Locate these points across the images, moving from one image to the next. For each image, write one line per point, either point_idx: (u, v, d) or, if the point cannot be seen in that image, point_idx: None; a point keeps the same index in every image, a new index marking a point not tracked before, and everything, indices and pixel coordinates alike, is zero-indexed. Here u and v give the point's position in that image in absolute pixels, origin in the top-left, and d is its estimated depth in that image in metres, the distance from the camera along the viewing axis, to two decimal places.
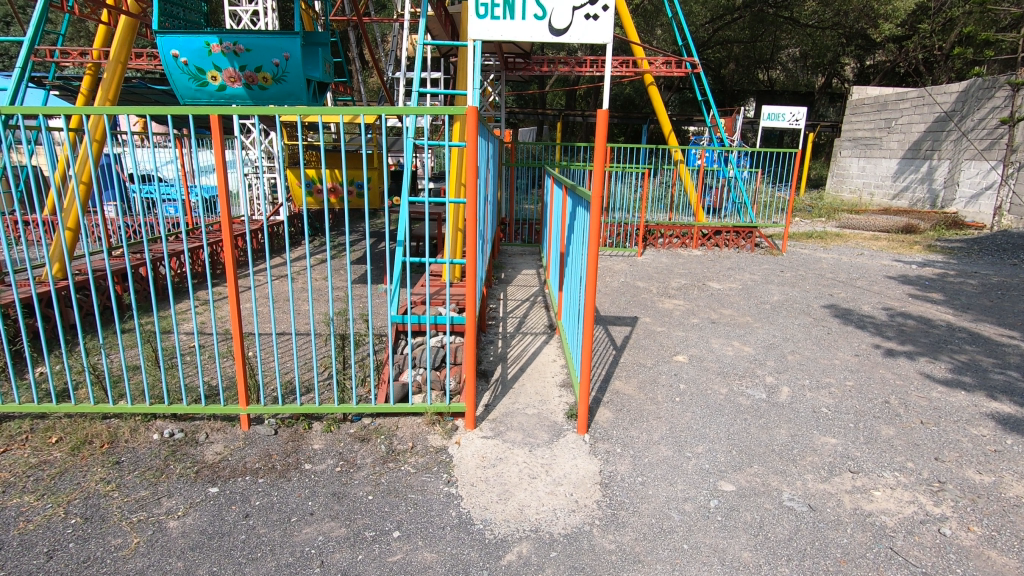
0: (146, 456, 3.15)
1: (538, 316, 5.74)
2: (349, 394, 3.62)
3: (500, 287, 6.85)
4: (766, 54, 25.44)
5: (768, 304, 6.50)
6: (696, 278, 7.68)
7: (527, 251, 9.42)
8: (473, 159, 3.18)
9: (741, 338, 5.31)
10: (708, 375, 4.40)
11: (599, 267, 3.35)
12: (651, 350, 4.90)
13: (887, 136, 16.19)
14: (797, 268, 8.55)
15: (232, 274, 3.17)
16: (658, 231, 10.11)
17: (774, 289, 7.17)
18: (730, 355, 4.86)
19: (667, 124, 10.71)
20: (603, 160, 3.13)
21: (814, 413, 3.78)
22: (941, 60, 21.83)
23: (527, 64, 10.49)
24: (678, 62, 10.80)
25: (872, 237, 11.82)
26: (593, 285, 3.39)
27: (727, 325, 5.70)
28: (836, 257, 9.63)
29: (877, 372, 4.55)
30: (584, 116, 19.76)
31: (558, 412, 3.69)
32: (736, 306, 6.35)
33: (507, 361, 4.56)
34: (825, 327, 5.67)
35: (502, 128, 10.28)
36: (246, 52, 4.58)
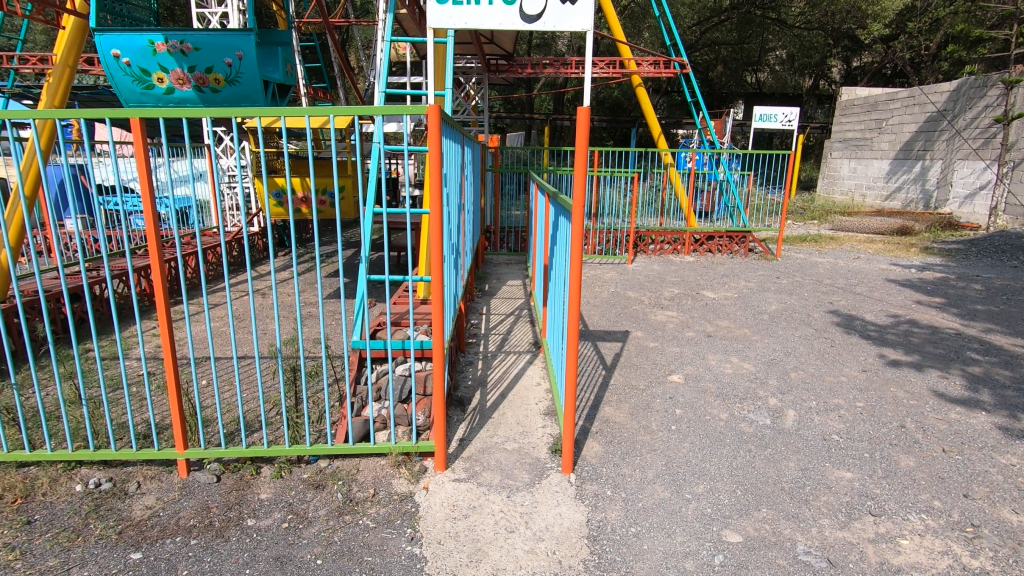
0: (64, 513, 2.72)
1: (522, 334, 5.34)
2: (305, 433, 3.21)
3: (483, 300, 6.47)
4: (753, 56, 25.42)
5: (766, 314, 6.15)
6: (690, 287, 7.32)
7: (513, 260, 9.03)
8: (437, 166, 2.79)
9: (740, 354, 4.94)
10: (706, 398, 4.02)
11: (583, 289, 2.95)
12: (644, 370, 4.52)
13: (878, 137, 16.00)
14: (793, 274, 8.23)
15: (162, 303, 2.76)
16: (649, 237, 9.74)
17: (771, 298, 6.84)
18: (729, 373, 4.49)
19: (656, 127, 10.34)
20: (585, 165, 2.75)
21: (825, 441, 3.42)
22: (928, 60, 21.76)
23: (510, 66, 10.11)
24: (666, 63, 10.46)
25: (867, 239, 11.55)
26: (577, 311, 2.99)
27: (724, 339, 5.34)
28: (833, 261, 9.34)
29: (888, 390, 4.18)
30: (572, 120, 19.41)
31: (541, 447, 3.30)
32: (733, 317, 5.99)
33: (486, 386, 4.16)
34: (828, 339, 5.31)
35: (485, 133, 9.87)
36: (195, 51, 4.23)
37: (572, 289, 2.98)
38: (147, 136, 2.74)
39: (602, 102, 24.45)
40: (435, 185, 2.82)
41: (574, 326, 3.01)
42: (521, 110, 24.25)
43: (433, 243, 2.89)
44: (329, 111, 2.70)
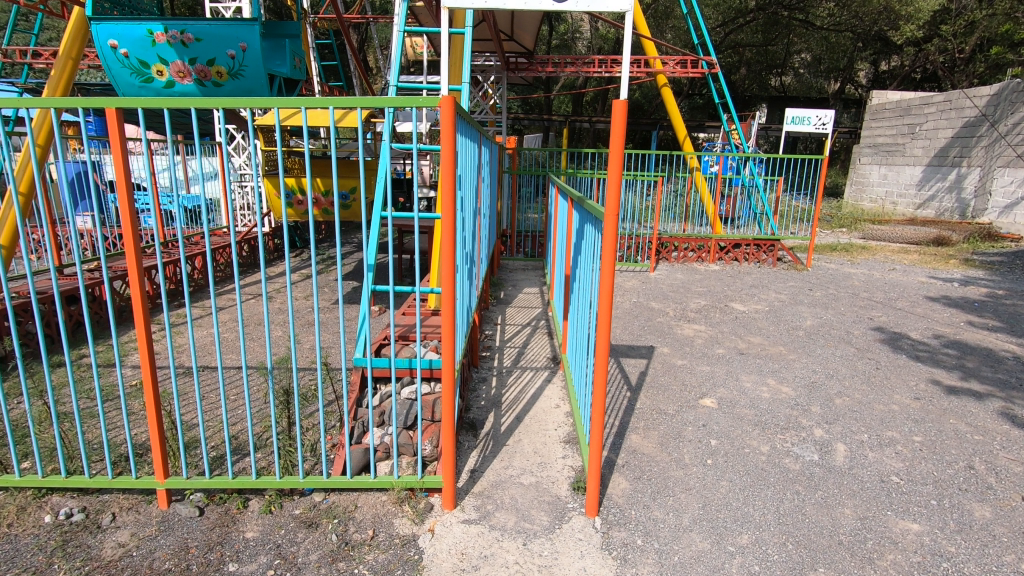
0: (27, 548, 2.43)
1: (539, 347, 5.00)
2: (301, 461, 2.89)
3: (498, 309, 6.14)
4: (778, 58, 24.83)
5: (801, 331, 5.73)
6: (717, 298, 6.92)
7: (529, 267, 8.69)
8: (451, 162, 2.45)
9: (777, 375, 4.54)
10: (743, 427, 3.64)
11: (614, 310, 2.56)
12: (673, 392, 4.14)
13: (911, 143, 15.39)
14: (826, 286, 7.77)
15: (140, 317, 2.48)
16: (673, 244, 9.33)
17: (805, 312, 6.41)
18: (766, 399, 4.09)
19: (681, 129, 9.93)
20: (620, 168, 2.41)
21: (883, 483, 3.02)
22: (962, 64, 20.99)
23: (530, 64, 9.80)
24: (693, 62, 10.06)
25: (902, 249, 11.03)
26: (607, 335, 2.60)
27: (758, 357, 4.95)
28: (867, 273, 8.87)
29: (947, 421, 3.76)
30: (591, 122, 18.98)
31: (561, 482, 2.95)
32: (766, 333, 5.58)
33: (501, 408, 3.82)
34: (872, 360, 4.88)
35: (503, 134, 9.55)
36: (196, 42, 3.99)
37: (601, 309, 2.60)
38: (124, 134, 2.46)
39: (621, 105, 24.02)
40: (448, 183, 2.47)
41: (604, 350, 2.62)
42: (539, 112, 23.94)
43: (443, 252, 2.53)
44: (322, 100, 2.36)
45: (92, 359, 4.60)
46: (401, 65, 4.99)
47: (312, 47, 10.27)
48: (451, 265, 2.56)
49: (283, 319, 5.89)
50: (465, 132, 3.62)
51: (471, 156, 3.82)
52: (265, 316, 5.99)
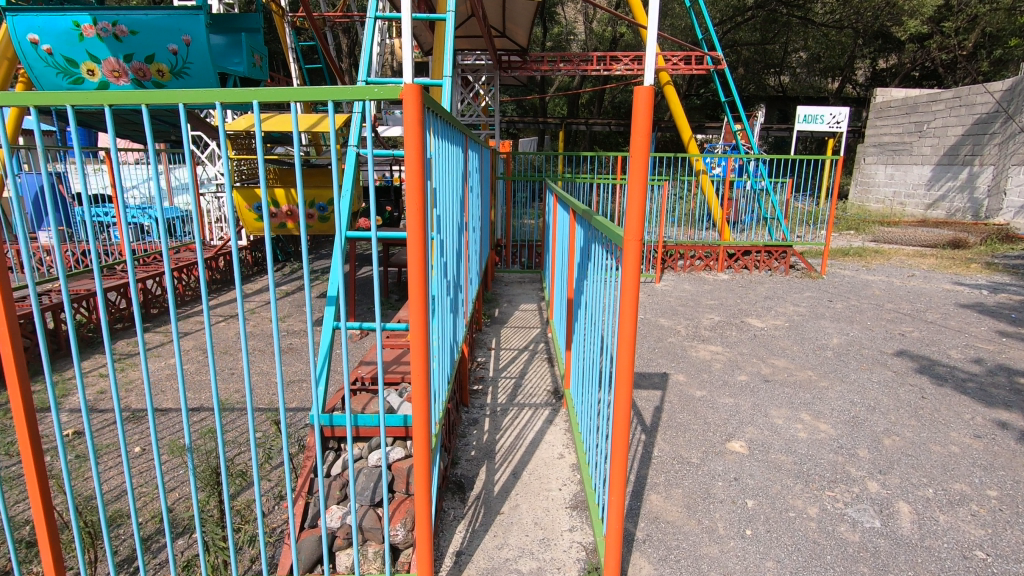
0: None
1: (539, 379, 4.41)
2: (239, 552, 2.29)
3: (492, 331, 5.56)
4: (775, 57, 24.44)
5: (829, 351, 5.16)
6: (732, 313, 6.36)
7: (525, 279, 8.10)
8: (420, 168, 1.85)
9: (810, 409, 3.97)
10: (782, 481, 3.05)
11: (636, 364, 1.96)
12: (695, 434, 3.56)
13: (919, 141, 14.89)
14: (847, 297, 7.20)
15: (10, 380, 1.87)
16: (678, 252, 8.75)
17: (829, 327, 5.86)
18: (803, 440, 3.52)
19: (686, 131, 9.39)
20: (644, 178, 1.87)
21: (968, 561, 2.45)
22: (964, 60, 20.58)
23: (523, 63, 9.26)
24: (696, 58, 9.54)
25: (917, 253, 10.52)
26: (628, 397, 1.99)
27: (785, 385, 4.38)
28: (886, 280, 8.33)
29: (1020, 467, 3.19)
30: (588, 124, 18.38)
31: (569, 570, 2.37)
32: (790, 355, 5.02)
33: (493, 461, 3.23)
34: (916, 388, 4.32)
35: (496, 138, 9.00)
36: (131, 35, 3.45)
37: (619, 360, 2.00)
38: None
39: (618, 107, 23.57)
40: (417, 193, 1.87)
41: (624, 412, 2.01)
42: (534, 114, 23.48)
43: (410, 287, 1.90)
44: (236, 92, 1.75)
45: (24, 402, 4.00)
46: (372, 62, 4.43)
47: (292, 48, 9.70)
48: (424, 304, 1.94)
49: (254, 346, 5.30)
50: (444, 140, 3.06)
51: (454, 166, 3.25)
52: (234, 344, 5.41)
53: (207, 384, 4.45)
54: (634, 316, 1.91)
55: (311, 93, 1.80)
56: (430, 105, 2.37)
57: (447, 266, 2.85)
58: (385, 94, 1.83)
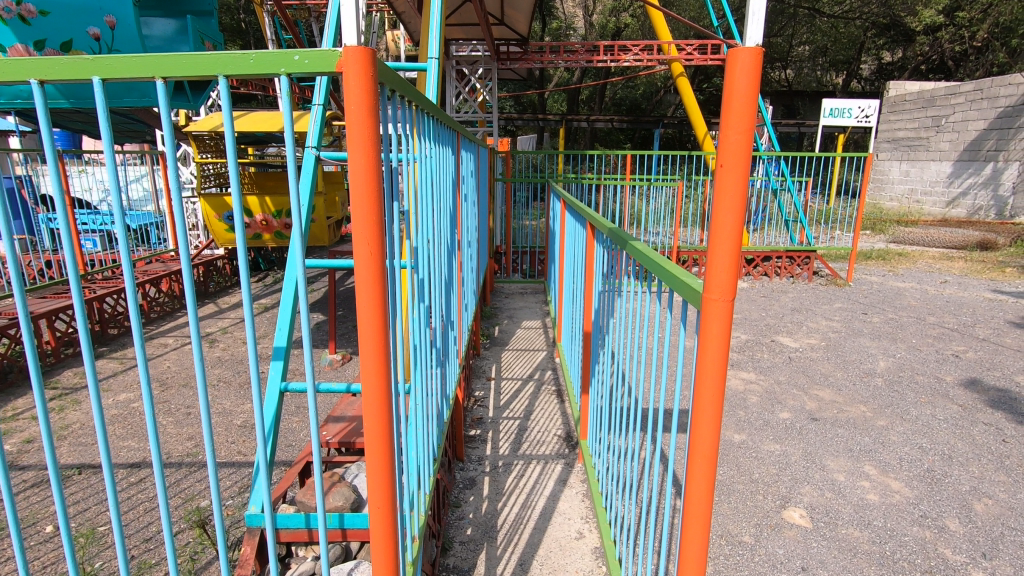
0: None
1: (549, 420, 3.74)
2: None
3: (492, 354, 4.93)
4: (780, 51, 23.78)
5: (878, 379, 4.49)
6: (758, 329, 5.71)
7: (528, 290, 7.45)
8: (371, 188, 1.11)
9: (873, 457, 3.33)
10: (862, 572, 2.40)
11: (715, 494, 1.24)
12: (742, 498, 2.90)
13: (936, 136, 14.18)
14: (882, 308, 6.53)
15: None
16: (692, 259, 8.10)
17: (870, 347, 5.22)
18: (875, 505, 2.87)
19: (701, 127, 8.72)
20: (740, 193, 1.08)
21: None
22: (976, 53, 19.94)
23: (523, 53, 8.58)
24: (712, 48, 8.82)
25: (944, 256, 9.88)
26: (700, 544, 1.27)
27: (836, 425, 3.74)
28: (918, 287, 7.69)
29: None
30: (590, 121, 17.66)
31: None
32: (834, 385, 4.35)
33: (495, 545, 2.55)
34: (992, 426, 3.69)
35: (495, 136, 8.35)
36: (42, 16, 3.30)
37: (685, 482, 1.29)
38: None
39: (619, 104, 22.85)
40: (369, 228, 1.13)
41: (694, 564, 1.29)
42: (532, 111, 22.78)
43: (362, 375, 1.19)
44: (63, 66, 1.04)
45: None
46: (338, 42, 3.78)
47: (274, 40, 8.99)
48: (384, 402, 1.22)
49: (220, 376, 4.64)
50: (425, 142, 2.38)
51: (439, 172, 2.56)
52: (197, 372, 4.74)
53: (157, 427, 3.78)
54: (716, 420, 1.20)
55: (194, 64, 1.08)
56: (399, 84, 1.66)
57: (431, 306, 2.16)
58: (311, 67, 1.07)
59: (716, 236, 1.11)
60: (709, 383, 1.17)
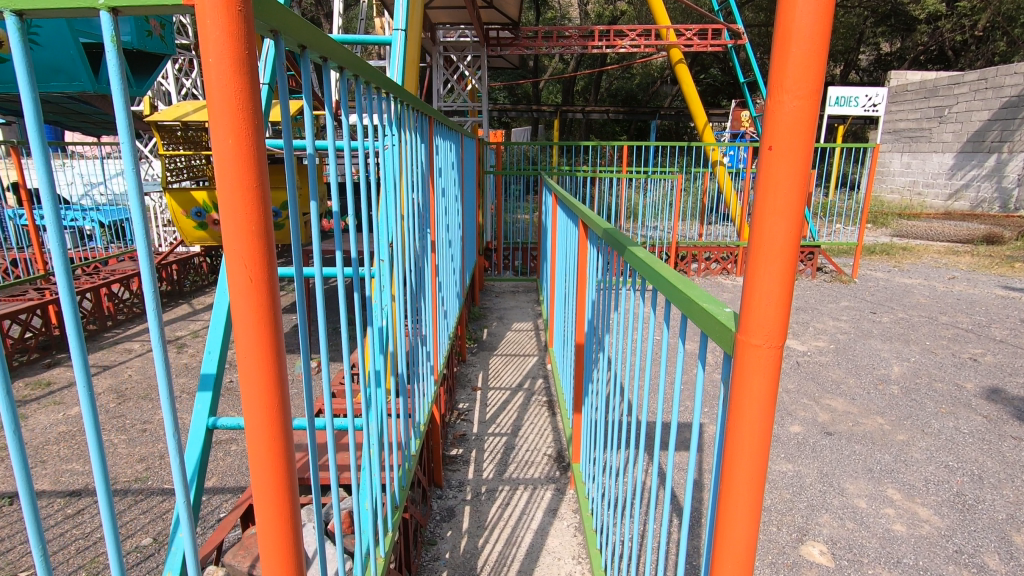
0: None
1: (538, 436, 3.40)
2: None
3: (478, 361, 4.57)
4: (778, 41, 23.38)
5: (893, 386, 4.18)
6: None
7: (519, 288, 7.08)
8: (248, 187, 0.71)
9: (896, 479, 3.02)
10: None
11: None
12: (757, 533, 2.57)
13: (939, 127, 13.80)
14: (890, 307, 6.23)
15: None
16: (692, 255, 7.77)
17: (882, 350, 4.91)
18: (905, 538, 2.55)
19: (700, 116, 8.35)
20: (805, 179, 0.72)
21: None
22: (977, 43, 19.59)
23: (515, 39, 8.17)
24: (713, 33, 8.41)
25: (950, 251, 9.57)
26: None
27: (853, 440, 3.42)
28: (926, 283, 7.39)
29: None
30: (585, 113, 17.25)
31: None
32: (846, 394, 4.03)
33: None
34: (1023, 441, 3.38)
35: (484, 126, 7.98)
36: None
37: None
38: None
39: (614, 95, 22.44)
40: (249, 242, 0.73)
41: None
42: (526, 103, 22.37)
43: (249, 453, 0.80)
44: None
45: None
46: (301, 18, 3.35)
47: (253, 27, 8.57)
48: (280, 498, 0.82)
49: (184, 387, 4.29)
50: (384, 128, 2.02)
51: (403, 164, 2.20)
52: (160, 382, 4.39)
53: (107, 447, 3.43)
54: (754, 515, 0.82)
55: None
56: (332, 51, 1.31)
57: (387, 324, 1.79)
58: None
59: (758, 249, 0.74)
60: (746, 463, 0.80)
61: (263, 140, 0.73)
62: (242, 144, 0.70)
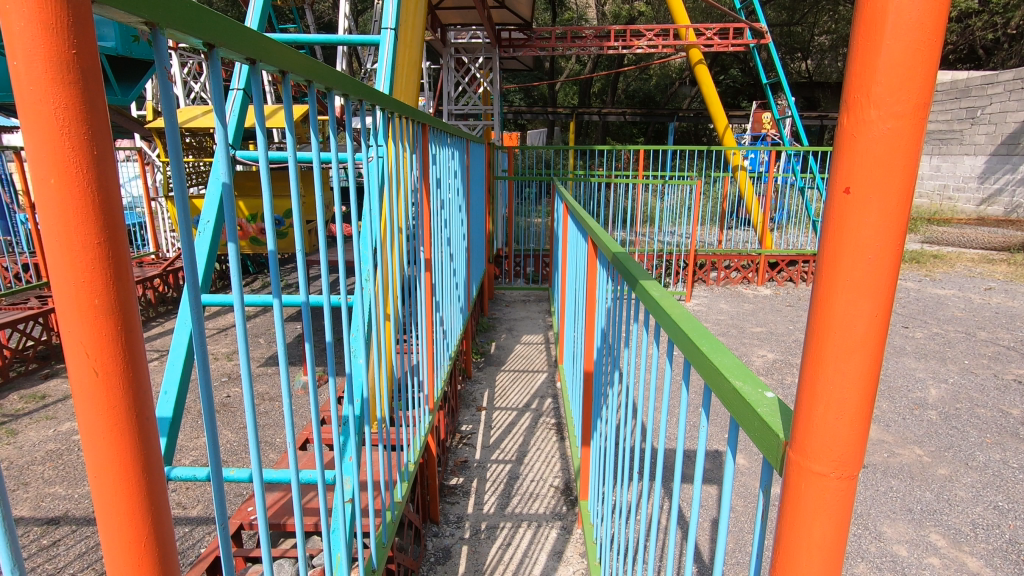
0: None
1: (544, 465, 3.17)
2: None
3: (483, 377, 4.35)
4: (800, 41, 22.83)
5: (931, 411, 3.86)
6: (786, 347, 5.08)
7: (530, 297, 6.85)
8: (85, 260, 0.57)
9: (940, 521, 2.73)
10: None
11: None
12: None
13: (971, 129, 13.23)
14: (924, 321, 5.87)
15: None
16: (711, 263, 7.47)
17: (917, 369, 4.58)
18: None
19: (720, 119, 8.05)
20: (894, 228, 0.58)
21: None
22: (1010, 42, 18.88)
23: (527, 40, 7.96)
24: (733, 32, 8.10)
25: (985, 259, 9.12)
26: None
27: (888, 474, 3.14)
28: (961, 295, 6.99)
29: None
30: (601, 115, 16.95)
31: None
32: (879, 420, 3.73)
33: None
34: None
35: (496, 130, 7.77)
36: None
37: None
38: None
39: (631, 97, 22.05)
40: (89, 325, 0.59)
41: None
42: (542, 105, 22.13)
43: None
44: None
45: None
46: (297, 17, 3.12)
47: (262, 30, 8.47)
48: None
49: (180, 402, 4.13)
50: (367, 137, 1.82)
51: (389, 178, 2.00)
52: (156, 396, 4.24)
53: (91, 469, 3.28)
54: None
55: None
56: (285, 57, 1.11)
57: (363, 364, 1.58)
58: None
59: (828, 320, 0.61)
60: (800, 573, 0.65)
61: (113, 192, 0.59)
62: (70, 170, 0.56)
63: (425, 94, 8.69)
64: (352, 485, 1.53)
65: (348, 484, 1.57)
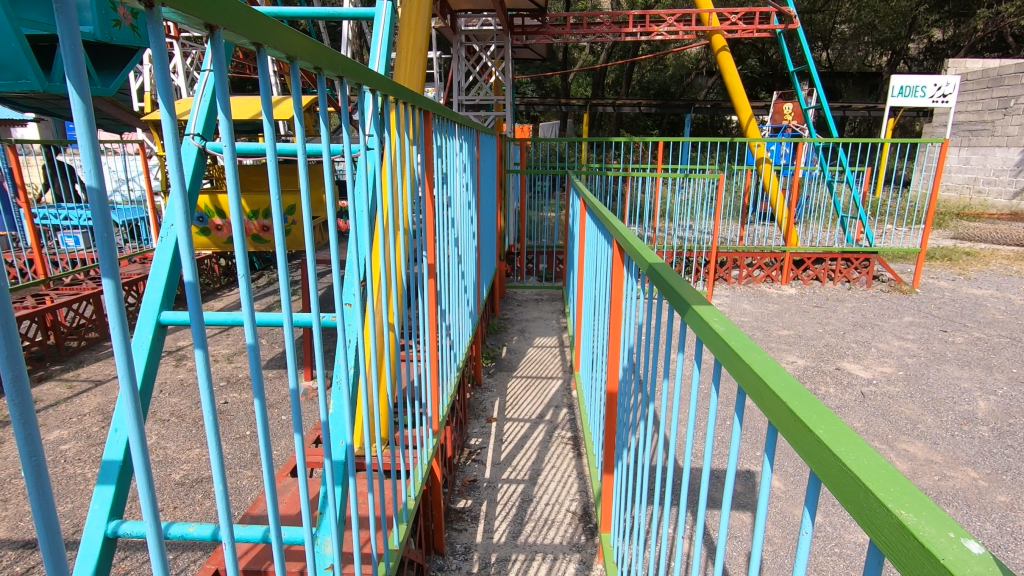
0: None
1: (560, 485, 2.91)
2: None
3: (494, 385, 4.09)
4: (821, 30, 22.19)
5: (982, 427, 3.54)
6: (818, 353, 4.75)
7: (543, 297, 6.57)
8: None
9: (1006, 558, 2.44)
10: None
11: None
12: None
13: (1004, 119, 12.69)
14: (964, 324, 5.51)
15: None
16: (733, 261, 7.13)
17: (963, 378, 4.25)
18: None
19: (745, 109, 7.68)
20: None
21: None
22: None
23: (541, 27, 7.62)
24: (761, 17, 7.68)
25: (1021, 256, 8.68)
26: None
27: (942, 500, 2.83)
28: (1000, 295, 6.60)
29: None
30: (616, 106, 16.49)
31: None
32: (926, 437, 3.42)
33: None
34: None
35: (509, 121, 7.46)
36: None
37: None
38: None
39: (647, 88, 21.54)
40: None
41: None
42: (555, 96, 21.68)
43: None
44: None
45: None
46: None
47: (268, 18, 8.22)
48: None
49: (176, 409, 3.91)
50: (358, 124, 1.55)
51: (385, 174, 1.73)
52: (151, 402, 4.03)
53: (74, 486, 3.05)
54: None
55: None
56: (266, 29, 0.95)
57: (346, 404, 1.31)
58: None
59: None
60: None
61: None
62: None
63: (435, 84, 8.38)
64: (333, 550, 1.28)
65: (327, 546, 1.32)
